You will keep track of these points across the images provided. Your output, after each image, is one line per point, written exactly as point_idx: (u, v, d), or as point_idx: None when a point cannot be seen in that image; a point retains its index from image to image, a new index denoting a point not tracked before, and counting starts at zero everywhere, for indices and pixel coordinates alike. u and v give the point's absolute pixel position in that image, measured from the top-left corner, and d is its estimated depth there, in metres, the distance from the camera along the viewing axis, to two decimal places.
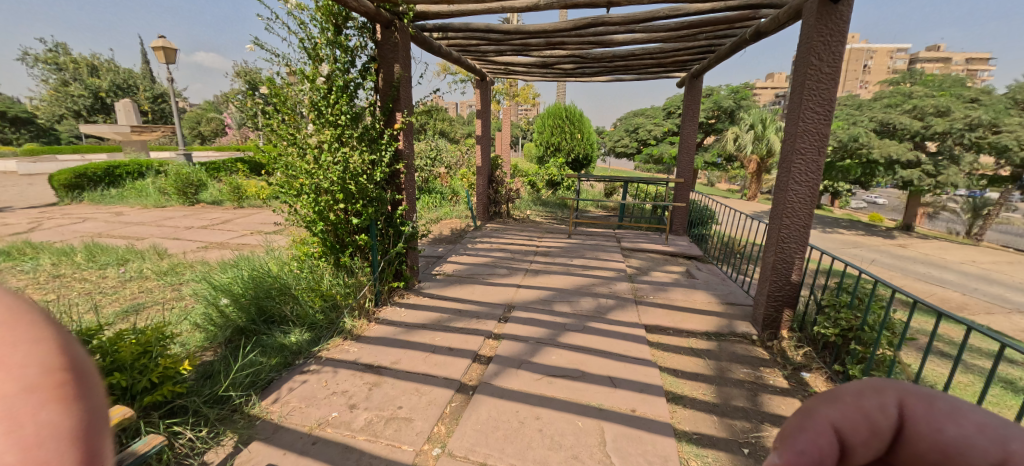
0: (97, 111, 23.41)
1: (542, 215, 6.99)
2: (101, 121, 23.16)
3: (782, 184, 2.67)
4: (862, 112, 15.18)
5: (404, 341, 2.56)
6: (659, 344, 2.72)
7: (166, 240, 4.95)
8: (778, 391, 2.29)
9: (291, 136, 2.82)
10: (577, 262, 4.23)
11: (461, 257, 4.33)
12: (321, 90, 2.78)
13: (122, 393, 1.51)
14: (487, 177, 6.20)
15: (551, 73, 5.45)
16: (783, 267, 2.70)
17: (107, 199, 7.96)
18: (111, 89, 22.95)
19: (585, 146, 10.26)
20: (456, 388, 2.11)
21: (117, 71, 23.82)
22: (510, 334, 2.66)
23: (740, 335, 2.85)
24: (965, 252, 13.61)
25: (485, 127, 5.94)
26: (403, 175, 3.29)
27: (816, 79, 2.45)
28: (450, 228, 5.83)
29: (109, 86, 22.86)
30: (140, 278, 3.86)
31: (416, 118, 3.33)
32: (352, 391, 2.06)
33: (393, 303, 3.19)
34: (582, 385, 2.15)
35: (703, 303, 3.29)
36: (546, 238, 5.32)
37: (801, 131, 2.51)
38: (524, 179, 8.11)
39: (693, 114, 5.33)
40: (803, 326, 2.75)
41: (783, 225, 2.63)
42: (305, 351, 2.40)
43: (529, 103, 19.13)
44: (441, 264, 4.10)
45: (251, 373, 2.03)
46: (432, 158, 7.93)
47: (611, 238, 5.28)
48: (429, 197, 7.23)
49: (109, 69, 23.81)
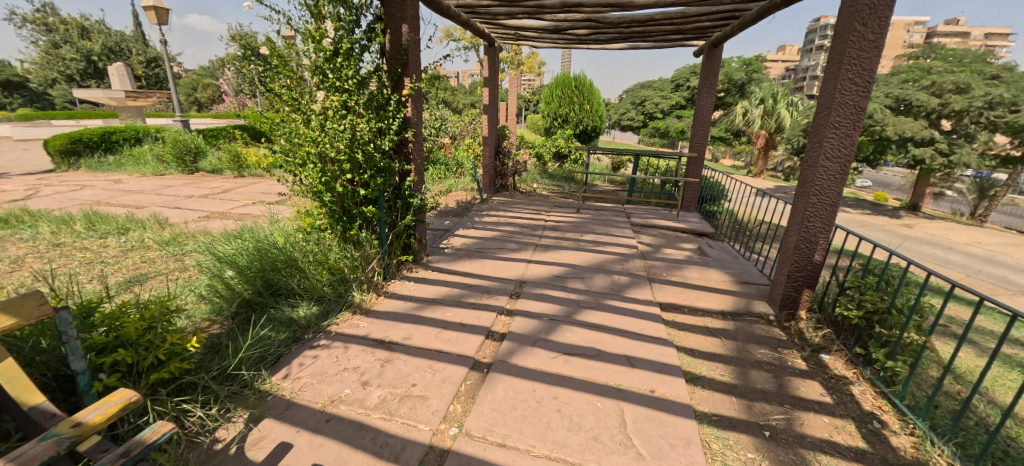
0: (89, 75, 22.79)
1: (549, 188, 6.84)
2: (95, 85, 22.60)
3: (811, 160, 2.54)
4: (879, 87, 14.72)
5: (415, 317, 2.51)
6: (675, 322, 2.66)
7: (167, 208, 4.86)
8: (797, 372, 2.25)
9: (294, 102, 2.67)
10: (587, 237, 4.15)
11: (468, 231, 4.24)
12: (325, 53, 2.61)
13: (128, 370, 1.44)
14: (494, 149, 6.03)
15: (563, 39, 5.18)
16: (806, 247, 2.60)
17: (104, 166, 7.80)
18: (103, 53, 22.27)
19: (593, 118, 9.98)
20: (470, 366, 2.06)
21: (109, 33, 23.05)
22: (522, 311, 2.60)
23: (756, 315, 2.80)
24: (971, 233, 13.51)
25: (492, 96, 5.72)
26: (412, 145, 3.12)
27: (858, 47, 2.26)
28: (456, 200, 5.72)
29: (100, 49, 22.15)
30: (141, 248, 3.79)
31: (425, 84, 3.13)
32: (364, 368, 2.01)
33: (402, 276, 3.12)
34: (598, 364, 2.10)
35: (718, 281, 3.23)
36: (554, 212, 5.21)
37: (837, 104, 2.34)
38: (531, 151, 7.91)
39: (711, 85, 5.06)
40: (823, 307, 2.68)
41: (809, 203, 2.52)
42: (313, 326, 2.34)
43: (534, 73, 18.57)
44: (449, 237, 4.01)
45: (260, 348, 1.98)
46: (436, 128, 7.72)
47: (621, 213, 5.17)
48: (433, 169, 7.06)
49: (100, 31, 23.02)
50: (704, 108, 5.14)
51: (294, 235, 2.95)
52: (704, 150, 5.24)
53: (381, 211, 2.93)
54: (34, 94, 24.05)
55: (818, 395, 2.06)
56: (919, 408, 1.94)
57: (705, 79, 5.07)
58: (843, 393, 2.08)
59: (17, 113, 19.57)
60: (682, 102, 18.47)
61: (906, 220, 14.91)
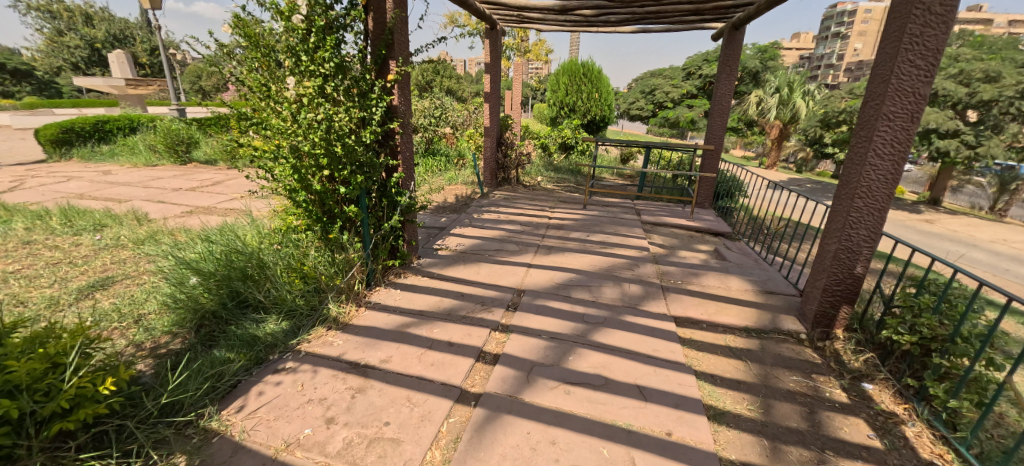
0: (93, 63, 22.61)
1: (554, 182, 6.49)
2: (98, 73, 22.44)
3: (858, 158, 2.18)
4: None
5: (398, 333, 2.21)
6: (692, 341, 2.34)
7: (150, 203, 4.60)
8: (837, 407, 1.93)
9: (266, 90, 2.38)
10: (594, 238, 3.82)
11: (465, 230, 3.93)
12: (297, 32, 2.29)
13: (20, 424, 1.17)
14: (496, 139, 5.67)
15: (570, 21, 4.80)
16: (847, 257, 2.26)
17: (97, 156, 7.58)
18: (108, 41, 22.10)
19: (602, 108, 9.54)
20: (455, 398, 1.76)
21: (112, 20, 22.86)
22: (519, 328, 2.30)
23: (785, 333, 2.47)
24: (994, 229, 12.93)
25: (494, 83, 5.35)
26: (400, 136, 2.77)
27: (922, 23, 1.89)
28: (455, 195, 5.41)
29: (105, 36, 21.97)
30: (115, 246, 3.53)
31: (414, 68, 2.77)
32: (331, 400, 1.72)
33: (389, 283, 2.82)
34: (605, 397, 1.80)
35: (740, 291, 2.89)
36: (559, 209, 4.87)
37: (893, 91, 1.98)
38: (536, 142, 7.54)
39: (732, 71, 4.65)
40: (864, 326, 2.34)
41: (854, 206, 2.16)
42: (281, 344, 2.06)
43: (541, 60, 18.02)
44: (444, 237, 3.71)
45: (210, 377, 1.72)
46: (437, 117, 7.37)
47: (630, 210, 4.83)
48: (433, 161, 6.73)
49: (104, 18, 22.86)
50: (723, 95, 4.72)
51: (270, 238, 2.67)
52: (722, 143, 4.86)
53: (364, 212, 2.61)
54: (42, 83, 24.04)
55: (865, 437, 1.75)
56: (990, 459, 1.62)
57: (726, 65, 4.65)
58: (895, 436, 1.76)
59: (23, 101, 19.56)
60: (694, 91, 17.83)
61: (926, 215, 14.34)
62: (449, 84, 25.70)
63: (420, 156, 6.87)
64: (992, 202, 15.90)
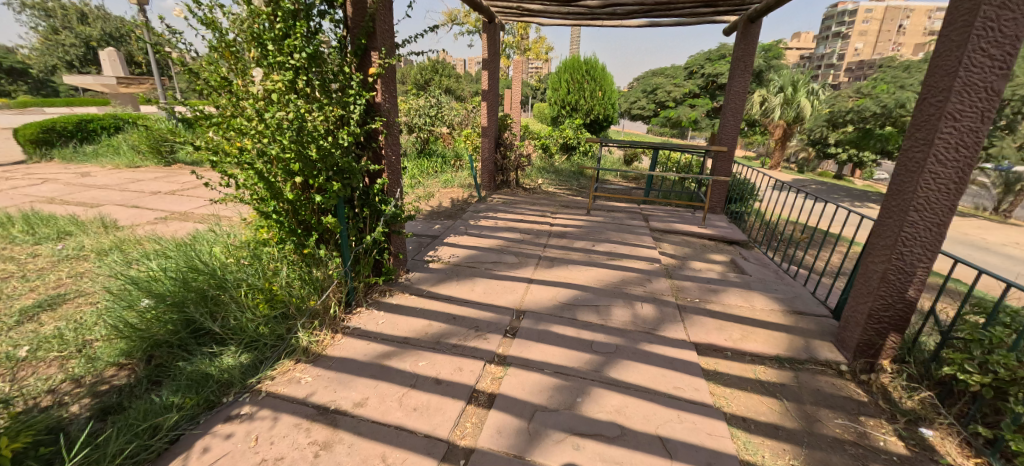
0: (87, 61, 22.29)
1: (555, 184, 6.19)
2: (92, 71, 22.07)
3: (913, 164, 1.87)
4: (911, 74, 13.38)
5: (377, 368, 1.91)
6: (717, 374, 2.04)
7: (121, 209, 4.29)
8: (895, 460, 1.63)
9: (229, 87, 2.07)
10: (600, 247, 3.51)
11: (460, 239, 3.62)
12: (263, 18, 1.99)
13: None
14: (494, 140, 5.36)
15: (574, 13, 4.48)
16: (898, 279, 1.95)
17: (79, 157, 7.26)
18: (103, 39, 21.78)
19: (605, 107, 9.22)
20: (440, 456, 1.46)
21: (107, 18, 22.57)
22: (519, 360, 1.99)
23: (823, 363, 2.16)
24: (1004, 231, 12.64)
25: (492, 80, 5.03)
26: (384, 137, 2.45)
27: (1000, 4, 1.58)
28: (450, 199, 5.11)
29: (100, 34, 21.66)
30: (75, 258, 3.22)
31: (399, 60, 2.45)
32: (290, 460, 1.42)
33: (372, 302, 2.50)
34: (621, 454, 1.49)
35: (766, 312, 2.58)
36: (561, 214, 4.56)
37: (960, 86, 1.68)
38: (536, 142, 7.24)
39: (748, 67, 4.33)
40: (915, 357, 2.03)
41: (909, 221, 1.86)
42: (237, 383, 1.75)
43: (541, 59, 17.69)
44: (436, 247, 3.41)
45: (140, 437, 1.44)
46: (432, 116, 7.04)
47: (637, 216, 4.52)
48: (428, 162, 6.42)
49: (98, 16, 22.56)
50: (737, 93, 4.41)
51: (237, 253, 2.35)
52: (735, 144, 4.56)
53: (343, 223, 2.29)
54: (37, 81, 23.77)
55: None
56: None
57: (741, 60, 4.32)
58: None
59: (15, 100, 19.28)
60: (696, 90, 17.50)
61: None
62: (448, 83, 25.35)
63: (415, 157, 6.55)
64: (996, 203, 15.54)
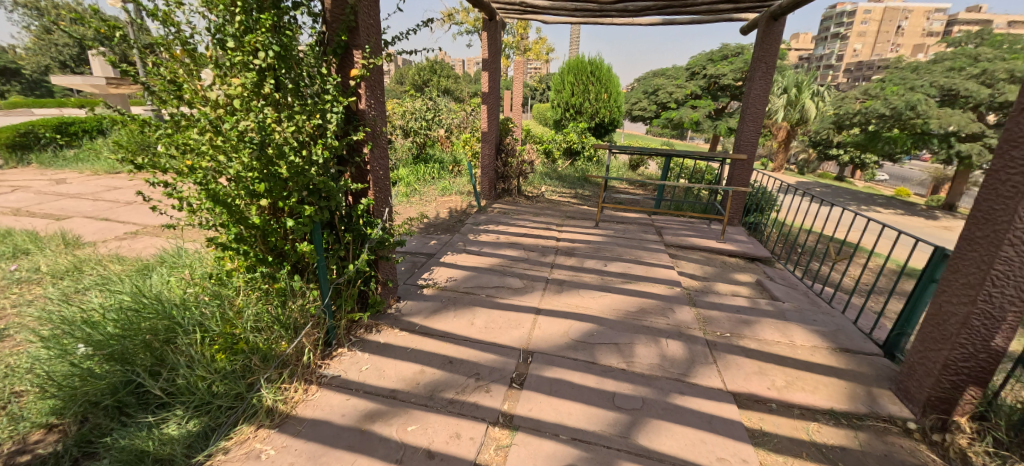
0: (80, 61, 21.91)
1: (559, 191, 5.87)
2: (83, 71, 21.64)
3: (1009, 188, 1.53)
4: (919, 75, 13.10)
5: (355, 434, 1.56)
6: (764, 435, 1.70)
7: (89, 222, 3.95)
8: None
9: (184, 92, 1.75)
10: (612, 267, 3.17)
11: (458, 257, 3.29)
12: (221, 9, 1.66)
13: None
14: (495, 146, 5.03)
15: (582, 9, 4.15)
16: (984, 324, 1.62)
17: (57, 162, 6.90)
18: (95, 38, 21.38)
19: (610, 110, 8.88)
20: None
21: None
22: (527, 422, 1.65)
23: (885, 418, 1.83)
24: None
25: (492, 81, 4.69)
26: (370, 150, 2.10)
27: None
28: (448, 209, 4.78)
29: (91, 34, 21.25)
30: (25, 281, 2.86)
31: (386, 60, 2.09)
32: None
33: (356, 340, 2.16)
34: None
35: (808, 351, 2.24)
36: (567, 227, 4.22)
37: None
38: (539, 147, 6.95)
39: (769, 67, 4.00)
40: (1001, 416, 1.70)
41: (1003, 257, 1.52)
42: (179, 460, 1.41)
43: (541, 59, 17.35)
44: (431, 268, 3.08)
45: None
46: (428, 120, 6.69)
47: (649, 229, 4.19)
48: (424, 168, 6.07)
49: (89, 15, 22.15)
50: (757, 96, 4.09)
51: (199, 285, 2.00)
52: (755, 150, 4.24)
53: (320, 252, 1.95)
54: (30, 81, 23.41)
55: None
56: None
57: (762, 61, 4.00)
58: None
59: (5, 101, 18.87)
60: (698, 91, 17.17)
61: (946, 220, 13.60)
62: (447, 84, 25.04)
63: (410, 163, 6.22)
64: None
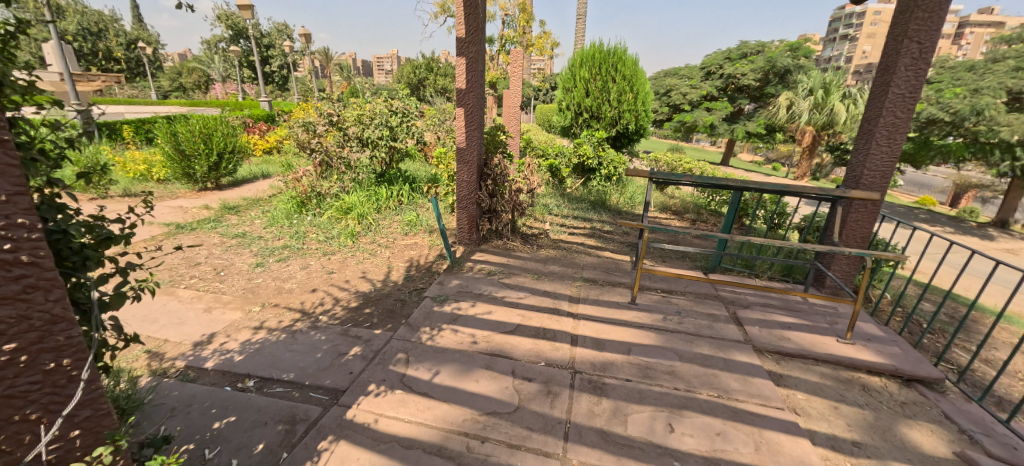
0: (90, 53, 21.25)
1: (570, 224, 4.35)
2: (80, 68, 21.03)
3: None
4: (977, 76, 11.34)
5: None
6: None
7: (144, 218, 3.86)
8: None
9: None
10: (687, 437, 1.59)
11: (381, 402, 1.71)
12: None
13: None
14: (478, 168, 3.47)
15: None
16: None
17: None
18: (79, 34, 20.34)
19: (636, 114, 7.27)
20: None
21: (84, 13, 21.09)
22: None
23: None
24: None
25: (472, 73, 3.13)
26: None
27: None
28: (408, 262, 3.24)
29: (76, 28, 20.23)
30: None
31: None
32: None
33: None
34: None
35: None
36: (585, 304, 2.64)
37: None
38: (544, 163, 5.46)
39: (923, 50, 2.42)
40: None
41: None
42: None
43: (543, 55, 15.77)
44: (316, 442, 1.50)
45: None
46: (395, 127, 4.90)
47: (718, 310, 2.61)
48: (386, 190, 4.52)
49: (76, 11, 20.97)
50: (899, 96, 2.50)
51: None
52: (884, 184, 2.66)
53: None
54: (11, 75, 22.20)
55: None
56: None
57: (911, 39, 2.42)
58: None
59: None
60: (715, 92, 15.66)
61: (1003, 239, 11.95)
62: (443, 83, 23.47)
63: (370, 184, 4.67)
64: None
